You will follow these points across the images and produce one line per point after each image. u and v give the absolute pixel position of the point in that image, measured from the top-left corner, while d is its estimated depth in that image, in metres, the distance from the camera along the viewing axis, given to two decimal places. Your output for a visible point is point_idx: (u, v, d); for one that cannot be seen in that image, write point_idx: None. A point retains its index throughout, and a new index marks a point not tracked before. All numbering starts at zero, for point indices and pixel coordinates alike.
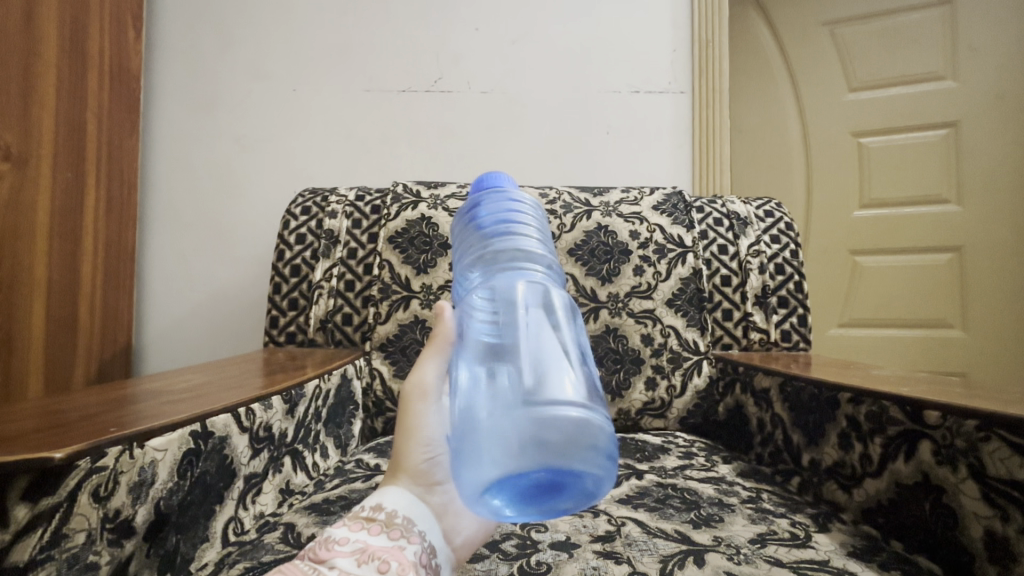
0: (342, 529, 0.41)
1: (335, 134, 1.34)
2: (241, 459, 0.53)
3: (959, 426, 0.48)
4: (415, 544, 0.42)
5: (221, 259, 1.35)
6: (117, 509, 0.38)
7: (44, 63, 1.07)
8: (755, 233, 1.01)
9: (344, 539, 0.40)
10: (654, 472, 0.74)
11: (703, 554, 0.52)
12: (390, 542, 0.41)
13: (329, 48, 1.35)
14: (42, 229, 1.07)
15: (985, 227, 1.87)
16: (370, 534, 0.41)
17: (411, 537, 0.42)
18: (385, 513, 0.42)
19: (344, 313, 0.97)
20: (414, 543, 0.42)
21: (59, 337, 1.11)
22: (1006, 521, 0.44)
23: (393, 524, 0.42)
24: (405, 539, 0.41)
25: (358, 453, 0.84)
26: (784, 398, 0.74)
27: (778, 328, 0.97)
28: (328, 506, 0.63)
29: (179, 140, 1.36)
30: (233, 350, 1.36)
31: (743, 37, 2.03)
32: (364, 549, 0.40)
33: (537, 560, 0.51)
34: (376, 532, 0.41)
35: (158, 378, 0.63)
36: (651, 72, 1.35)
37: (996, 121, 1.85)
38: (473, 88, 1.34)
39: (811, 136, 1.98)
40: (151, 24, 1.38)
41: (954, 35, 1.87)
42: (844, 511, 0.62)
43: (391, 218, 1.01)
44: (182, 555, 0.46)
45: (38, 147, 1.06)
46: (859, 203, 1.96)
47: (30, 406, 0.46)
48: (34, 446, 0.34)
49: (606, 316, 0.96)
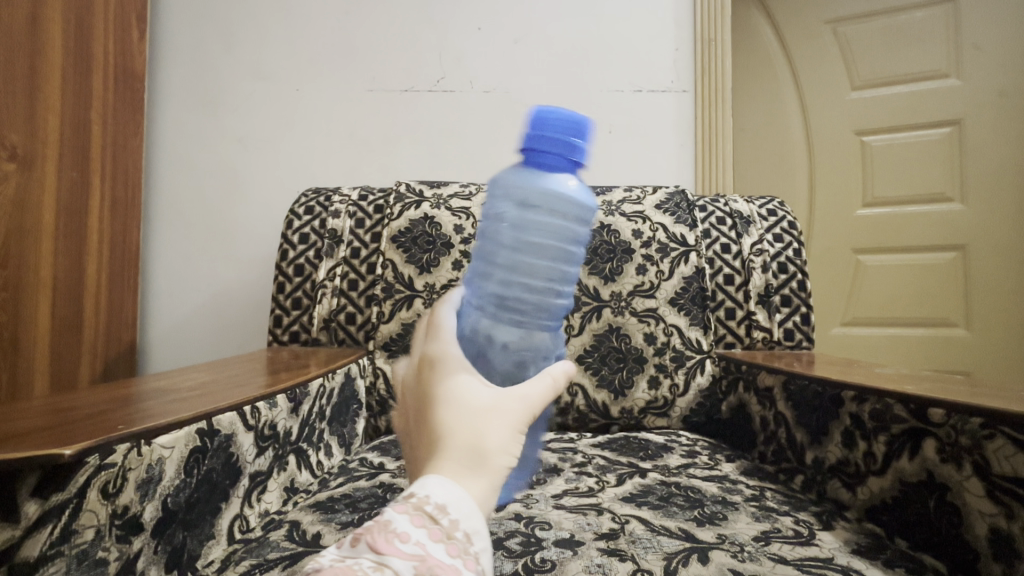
0: (403, 520, 0.34)
1: (337, 135, 1.34)
2: (246, 457, 0.54)
3: (963, 423, 0.48)
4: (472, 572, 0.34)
5: (224, 259, 1.36)
6: (126, 505, 0.38)
7: (49, 63, 1.07)
8: (758, 232, 1.01)
9: (405, 536, 0.33)
10: (658, 470, 0.74)
11: (707, 552, 0.52)
12: (447, 561, 0.33)
13: (330, 48, 1.35)
14: (47, 229, 1.08)
15: (989, 226, 1.86)
16: (429, 538, 0.34)
17: (468, 560, 0.34)
18: (449, 519, 0.35)
19: (347, 313, 0.98)
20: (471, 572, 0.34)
21: (63, 336, 1.12)
22: (1011, 518, 0.44)
23: (453, 536, 0.34)
24: (463, 562, 0.34)
25: (361, 452, 0.84)
26: (787, 397, 0.75)
27: (781, 327, 0.96)
28: (332, 505, 0.63)
29: (183, 140, 1.37)
30: (240, 349, 1.36)
31: (744, 35, 2.03)
32: (422, 560, 0.32)
33: (541, 558, 0.51)
34: (433, 539, 0.34)
35: (162, 376, 0.63)
36: (652, 71, 1.35)
37: (999, 119, 1.85)
38: (474, 87, 1.34)
39: (812, 134, 1.98)
40: (154, 24, 1.38)
41: (957, 32, 1.87)
42: (848, 509, 0.62)
43: (394, 217, 1.01)
44: (188, 552, 0.46)
45: (44, 148, 1.07)
46: (863, 202, 1.95)
47: (37, 404, 0.46)
48: (39, 444, 0.34)
49: (609, 315, 0.96)
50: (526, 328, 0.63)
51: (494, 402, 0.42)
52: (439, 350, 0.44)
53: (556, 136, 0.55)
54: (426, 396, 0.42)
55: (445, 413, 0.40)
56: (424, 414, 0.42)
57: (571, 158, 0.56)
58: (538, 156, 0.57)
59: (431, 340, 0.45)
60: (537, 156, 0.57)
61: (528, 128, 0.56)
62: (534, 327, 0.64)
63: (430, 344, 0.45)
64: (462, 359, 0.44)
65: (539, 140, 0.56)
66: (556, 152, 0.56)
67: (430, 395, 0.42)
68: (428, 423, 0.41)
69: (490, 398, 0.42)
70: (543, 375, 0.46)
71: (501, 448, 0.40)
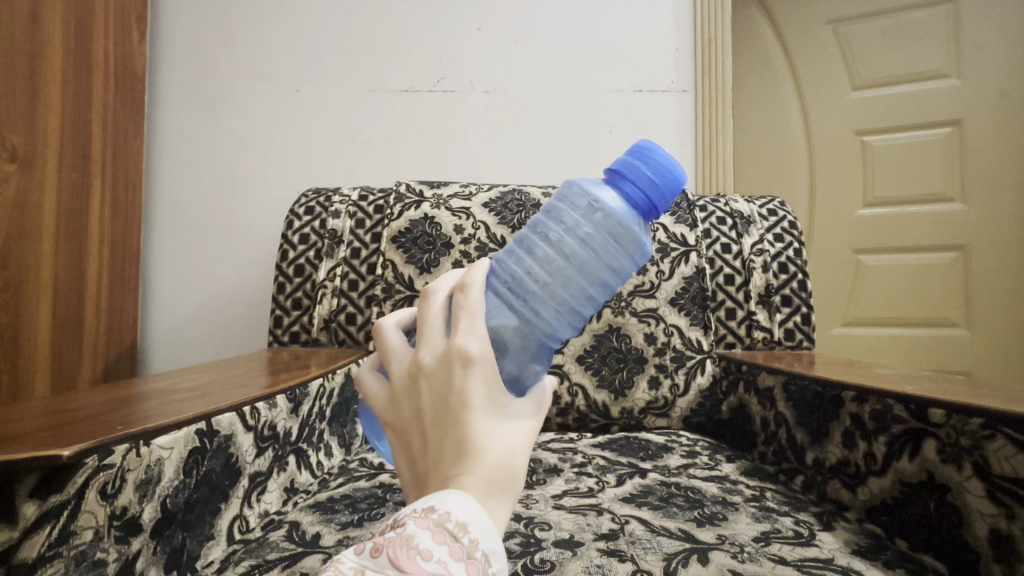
0: (425, 535, 0.29)
1: (338, 135, 1.35)
2: (245, 457, 0.54)
3: (964, 424, 0.48)
4: None
5: (224, 259, 1.36)
6: (124, 506, 0.38)
7: (49, 63, 1.07)
8: (758, 232, 1.01)
9: (426, 554, 0.28)
10: (658, 471, 0.74)
11: (707, 552, 0.52)
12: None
13: (330, 48, 1.35)
14: (48, 230, 1.08)
15: (991, 225, 1.86)
16: (451, 557, 0.28)
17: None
18: (470, 538, 0.29)
19: (347, 313, 0.98)
20: None
21: (64, 337, 1.12)
22: (1012, 519, 0.44)
23: (475, 557, 0.29)
24: None
25: (361, 452, 0.84)
26: (788, 397, 0.74)
27: (782, 327, 0.96)
28: (332, 505, 0.63)
29: (182, 141, 1.37)
30: (239, 350, 1.36)
31: (745, 35, 2.03)
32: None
33: (541, 558, 0.51)
34: (454, 559, 0.28)
35: (162, 377, 0.63)
36: (653, 71, 1.35)
37: (1000, 120, 1.84)
38: (474, 87, 1.34)
39: (813, 134, 1.98)
40: (155, 25, 1.38)
41: (958, 32, 1.86)
42: (848, 509, 0.62)
43: (394, 217, 1.01)
44: (188, 553, 0.46)
45: (44, 149, 1.07)
46: (864, 201, 1.95)
47: (37, 405, 0.46)
48: (38, 445, 0.34)
49: (609, 315, 0.96)
50: (534, 338, 0.48)
51: (526, 412, 0.36)
52: (475, 341, 0.34)
53: (655, 173, 0.46)
54: (454, 396, 0.34)
55: (477, 422, 0.33)
56: (447, 418, 0.33)
57: (655, 206, 0.46)
58: (623, 180, 0.48)
59: (466, 321, 0.35)
60: (622, 180, 0.47)
61: (630, 153, 0.48)
62: (541, 346, 0.48)
63: (463, 328, 0.35)
64: (487, 354, 0.35)
65: (634, 164, 0.47)
66: (644, 187, 0.46)
67: (459, 398, 0.33)
68: (452, 431, 0.33)
69: (521, 406, 0.36)
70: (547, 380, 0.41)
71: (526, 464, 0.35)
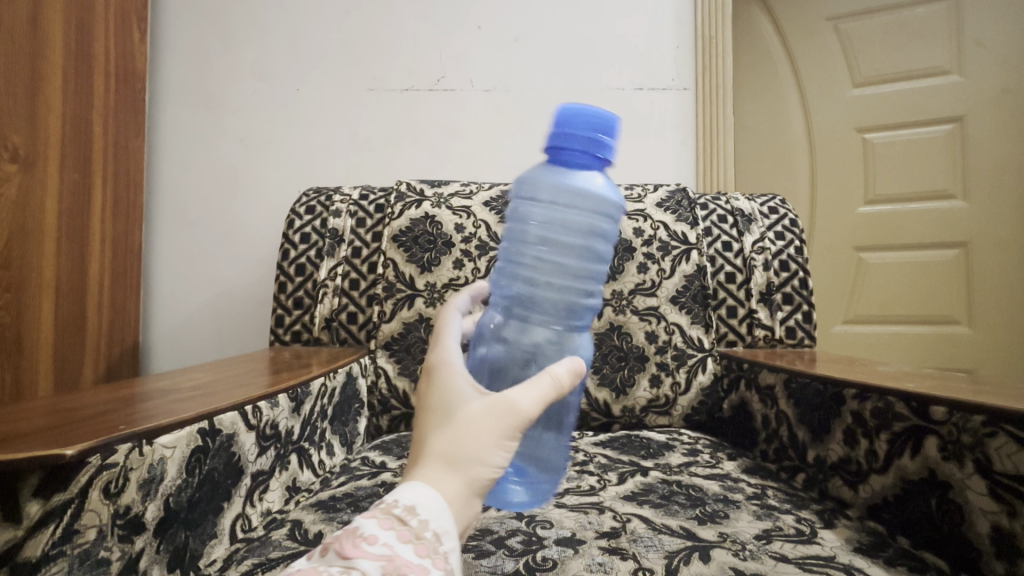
0: (372, 525, 0.35)
1: (338, 135, 1.35)
2: (248, 457, 0.54)
3: (965, 421, 0.48)
4: (438, 568, 0.34)
5: (226, 259, 1.36)
6: (127, 505, 0.38)
7: (50, 64, 1.07)
8: (759, 230, 1.00)
9: (373, 538, 0.34)
10: (660, 469, 0.74)
11: (709, 550, 0.52)
12: (415, 559, 0.34)
13: (331, 47, 1.35)
14: (50, 230, 1.08)
15: (993, 222, 1.85)
16: (398, 539, 0.34)
17: (436, 559, 0.35)
18: (418, 519, 0.36)
19: (348, 313, 0.98)
20: (439, 569, 0.34)
21: (67, 337, 1.12)
22: (1013, 516, 0.44)
23: (424, 536, 0.35)
24: (431, 560, 0.34)
25: (363, 451, 0.84)
26: (789, 395, 0.74)
27: (783, 325, 0.96)
28: (334, 504, 0.63)
29: (184, 141, 1.37)
30: (240, 350, 1.36)
31: (745, 32, 2.02)
32: (391, 559, 0.33)
33: (543, 556, 0.51)
34: (404, 539, 0.35)
35: (165, 376, 0.63)
36: (654, 68, 1.34)
37: (1002, 117, 1.84)
38: (475, 86, 1.34)
39: (814, 132, 1.97)
40: (155, 25, 1.38)
41: (960, 29, 1.86)
42: (850, 507, 0.62)
43: (395, 216, 1.01)
44: (190, 551, 0.47)
45: (46, 149, 1.07)
46: (865, 199, 1.95)
47: (42, 405, 0.46)
48: (42, 445, 0.34)
49: (610, 313, 0.96)
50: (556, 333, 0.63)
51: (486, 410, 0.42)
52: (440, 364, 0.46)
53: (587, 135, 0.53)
54: (424, 405, 0.44)
55: (437, 420, 0.42)
56: (420, 424, 0.43)
57: (602, 158, 0.54)
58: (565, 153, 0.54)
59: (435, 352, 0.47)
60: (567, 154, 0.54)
61: (555, 127, 0.54)
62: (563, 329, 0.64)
63: (434, 357, 0.46)
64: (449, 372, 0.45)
65: (558, 133, 0.54)
66: (585, 146, 0.53)
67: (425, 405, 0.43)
68: (422, 434, 0.43)
69: (481, 407, 0.42)
70: (532, 381, 0.44)
71: (482, 456, 0.40)
